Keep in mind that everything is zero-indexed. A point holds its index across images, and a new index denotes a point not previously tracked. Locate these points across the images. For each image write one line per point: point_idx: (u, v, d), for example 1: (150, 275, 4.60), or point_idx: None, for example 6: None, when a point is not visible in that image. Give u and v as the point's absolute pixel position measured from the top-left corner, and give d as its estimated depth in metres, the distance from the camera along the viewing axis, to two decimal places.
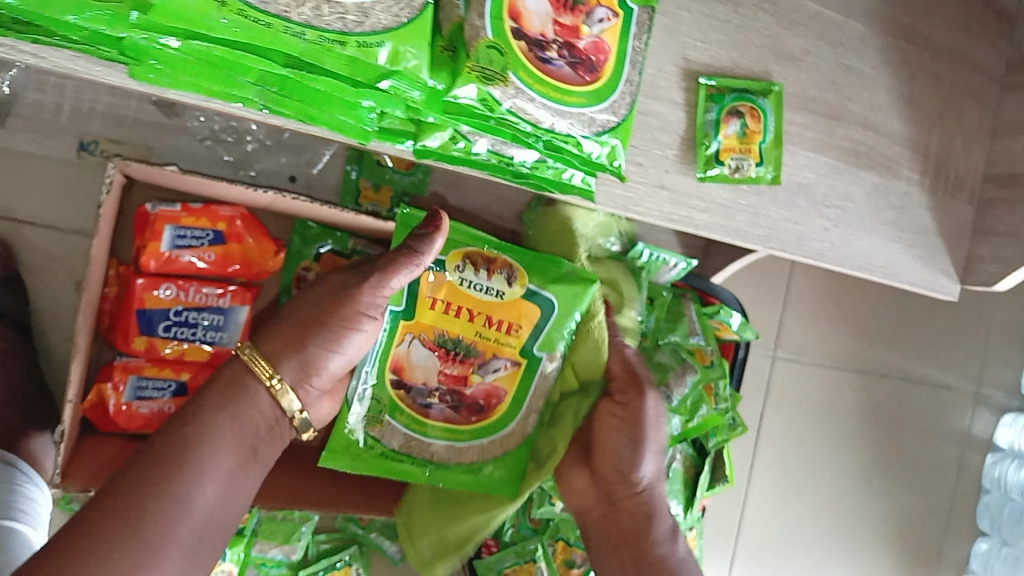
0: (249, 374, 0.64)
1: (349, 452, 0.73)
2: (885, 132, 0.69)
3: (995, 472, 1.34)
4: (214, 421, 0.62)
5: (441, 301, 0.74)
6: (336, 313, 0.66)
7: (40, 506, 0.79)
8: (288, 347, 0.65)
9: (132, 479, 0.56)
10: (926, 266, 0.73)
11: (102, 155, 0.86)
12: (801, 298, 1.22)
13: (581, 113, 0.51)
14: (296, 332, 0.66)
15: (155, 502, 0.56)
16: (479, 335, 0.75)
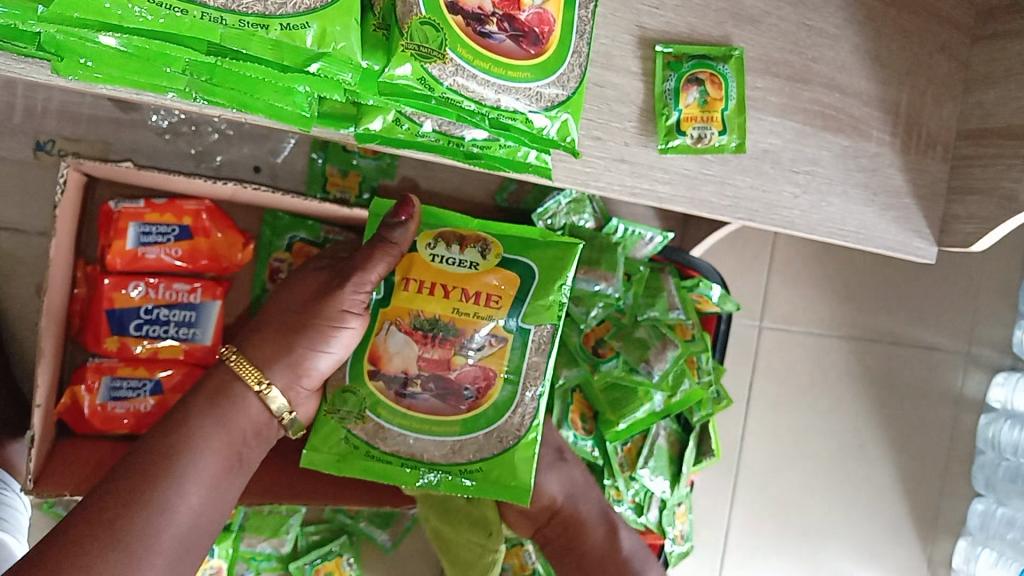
0: (237, 381, 0.67)
1: (329, 450, 0.71)
2: (852, 93, 0.68)
3: (989, 433, 1.33)
4: (201, 429, 0.64)
5: (414, 282, 0.73)
6: (318, 314, 0.69)
7: (20, 513, 0.82)
8: (276, 351, 0.68)
9: (123, 487, 0.59)
10: (901, 229, 0.72)
11: (60, 155, 0.84)
12: (785, 266, 1.21)
13: (528, 88, 0.49)
14: (280, 337, 0.68)
15: (145, 509, 0.59)
16: (457, 312, 0.72)
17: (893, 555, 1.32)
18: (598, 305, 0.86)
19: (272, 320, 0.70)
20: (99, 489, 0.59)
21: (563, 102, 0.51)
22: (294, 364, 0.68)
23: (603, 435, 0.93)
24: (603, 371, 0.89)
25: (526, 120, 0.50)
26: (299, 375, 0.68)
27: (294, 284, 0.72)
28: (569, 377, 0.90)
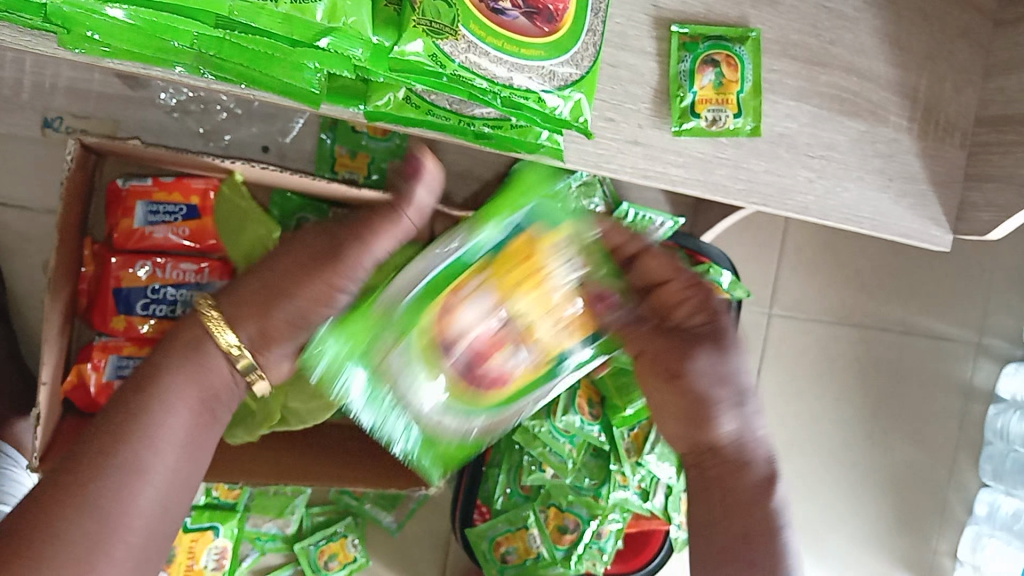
0: (209, 339, 0.66)
1: (371, 340, 0.60)
2: (870, 76, 0.66)
3: (998, 424, 1.33)
4: (175, 386, 0.63)
5: (526, 255, 0.60)
6: (303, 290, 0.67)
7: (28, 488, 0.83)
8: (251, 316, 0.67)
9: (92, 457, 0.57)
10: (916, 215, 0.71)
11: (67, 131, 0.83)
12: (797, 253, 1.20)
13: (541, 66, 0.49)
14: (260, 306, 0.67)
15: (123, 475, 0.57)
16: (537, 305, 0.61)
17: (900, 545, 1.31)
18: None
19: (254, 284, 0.68)
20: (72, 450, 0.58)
21: (575, 82, 0.51)
22: (268, 333, 0.67)
23: (610, 420, 0.90)
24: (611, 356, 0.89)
25: (539, 99, 0.49)
26: (266, 347, 0.67)
27: (288, 250, 0.70)
28: None
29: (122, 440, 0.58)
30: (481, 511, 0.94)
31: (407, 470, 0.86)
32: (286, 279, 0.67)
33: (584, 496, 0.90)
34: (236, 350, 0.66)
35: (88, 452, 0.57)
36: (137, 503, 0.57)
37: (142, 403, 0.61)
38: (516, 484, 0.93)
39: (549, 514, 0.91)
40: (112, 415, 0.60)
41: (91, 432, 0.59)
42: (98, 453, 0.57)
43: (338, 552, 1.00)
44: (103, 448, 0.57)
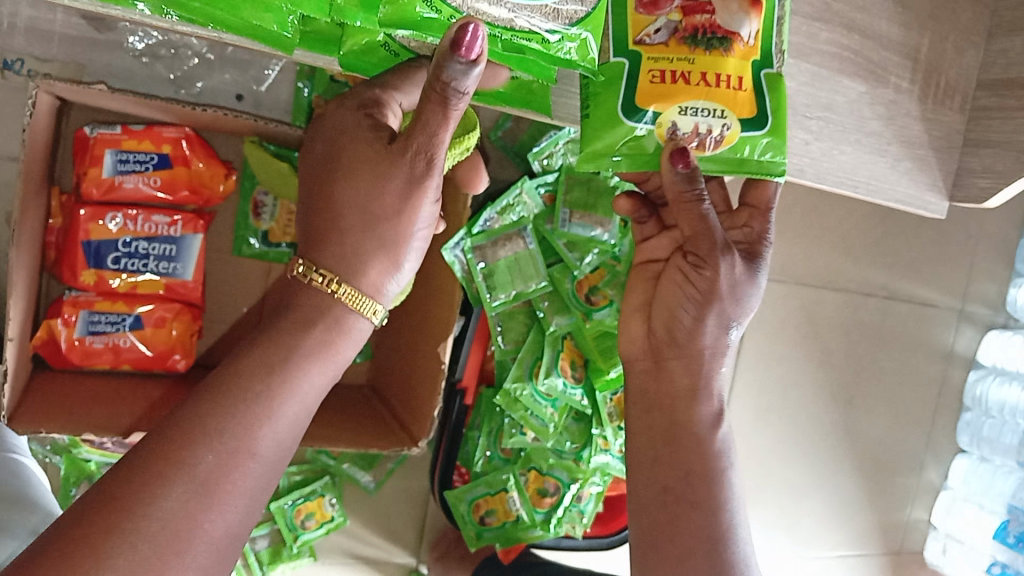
0: (341, 308, 0.52)
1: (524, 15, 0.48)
2: (873, 35, 0.64)
3: (977, 390, 1.33)
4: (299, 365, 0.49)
5: (726, 71, 0.54)
6: (400, 215, 0.52)
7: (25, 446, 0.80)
8: (364, 260, 0.52)
9: (187, 423, 0.45)
10: (912, 180, 0.69)
11: (29, 75, 0.78)
12: (785, 215, 1.18)
13: (544, 6, 0.47)
14: (368, 243, 0.52)
15: (228, 454, 0.45)
16: (655, 77, 0.54)
17: (875, 509, 1.32)
18: (593, 251, 0.86)
19: (342, 223, 0.52)
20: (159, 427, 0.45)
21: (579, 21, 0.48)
22: (394, 272, 0.54)
23: (593, 384, 0.90)
24: (595, 319, 0.87)
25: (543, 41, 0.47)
26: (393, 282, 0.54)
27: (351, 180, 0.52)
28: (560, 325, 0.88)
29: (224, 411, 0.46)
30: (460, 474, 0.92)
31: (386, 432, 0.84)
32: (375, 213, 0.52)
33: (565, 460, 0.91)
34: (371, 303, 0.53)
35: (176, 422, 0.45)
36: (233, 482, 0.45)
37: (269, 375, 0.48)
38: (497, 448, 0.91)
39: (529, 477, 0.91)
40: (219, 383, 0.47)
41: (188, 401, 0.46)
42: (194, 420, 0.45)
43: (315, 510, 0.99)
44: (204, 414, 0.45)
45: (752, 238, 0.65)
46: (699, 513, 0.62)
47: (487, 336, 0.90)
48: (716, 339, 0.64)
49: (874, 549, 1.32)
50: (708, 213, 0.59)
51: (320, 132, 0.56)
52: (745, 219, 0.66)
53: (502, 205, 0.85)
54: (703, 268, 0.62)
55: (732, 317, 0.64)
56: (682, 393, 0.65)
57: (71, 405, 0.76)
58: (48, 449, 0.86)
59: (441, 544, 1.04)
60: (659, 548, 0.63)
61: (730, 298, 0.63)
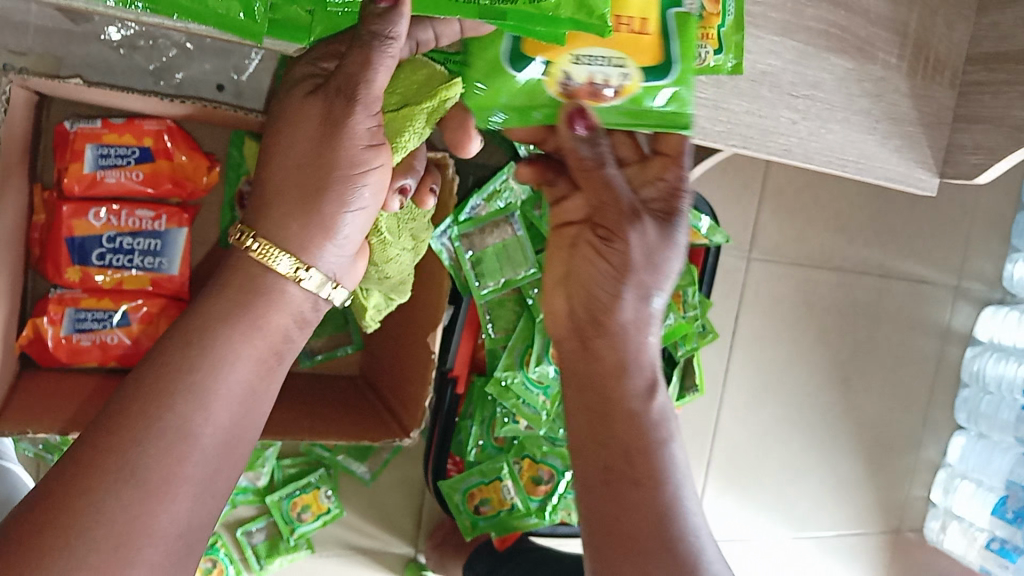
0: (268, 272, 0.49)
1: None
2: (859, 10, 0.63)
3: (974, 367, 1.33)
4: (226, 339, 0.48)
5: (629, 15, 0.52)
6: (337, 161, 0.49)
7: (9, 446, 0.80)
8: (291, 219, 0.49)
9: (119, 413, 0.44)
10: (903, 158, 0.68)
11: (4, 70, 0.74)
12: (777, 194, 1.17)
13: None
14: (297, 205, 0.49)
15: (159, 438, 0.44)
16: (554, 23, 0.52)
17: (874, 487, 1.32)
18: None
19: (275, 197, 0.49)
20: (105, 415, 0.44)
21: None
22: (326, 228, 0.50)
23: None
24: None
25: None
26: (331, 244, 0.50)
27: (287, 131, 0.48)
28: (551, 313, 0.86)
29: (160, 390, 0.45)
30: (454, 463, 0.91)
31: (377, 423, 0.83)
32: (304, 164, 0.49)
33: (558, 447, 0.92)
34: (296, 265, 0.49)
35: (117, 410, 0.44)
36: (179, 473, 0.44)
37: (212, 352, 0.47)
38: (490, 437, 0.91)
39: (523, 465, 0.91)
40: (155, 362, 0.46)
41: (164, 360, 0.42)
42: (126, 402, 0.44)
43: (310, 503, 0.98)
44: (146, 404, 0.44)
45: (668, 190, 0.62)
46: (644, 491, 0.58)
47: (478, 325, 0.89)
48: (638, 312, 0.63)
49: (874, 527, 1.32)
50: (611, 179, 0.61)
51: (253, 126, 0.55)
52: (660, 172, 0.62)
53: (489, 192, 0.84)
54: (613, 239, 0.62)
55: (651, 286, 0.63)
56: (610, 368, 0.63)
57: (57, 406, 0.75)
58: (40, 447, 0.86)
59: (438, 533, 1.04)
60: (609, 528, 0.57)
61: (645, 267, 0.62)
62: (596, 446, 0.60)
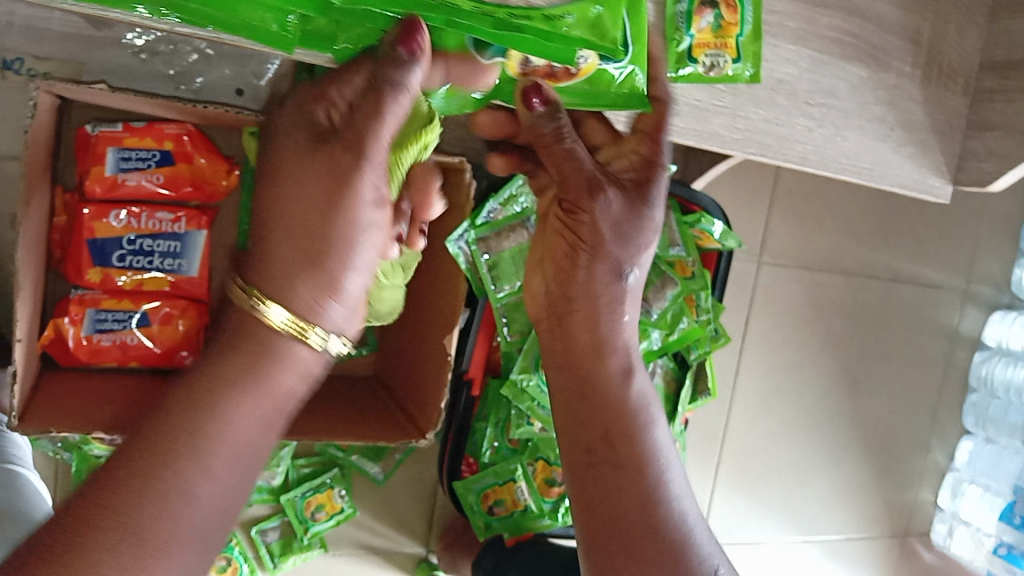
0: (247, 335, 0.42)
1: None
2: (874, 19, 0.63)
3: (982, 371, 1.33)
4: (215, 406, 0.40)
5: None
6: (346, 211, 0.44)
7: (24, 450, 0.81)
8: (287, 278, 0.42)
9: None
10: (916, 165, 0.69)
11: (29, 74, 0.78)
12: (787, 198, 1.18)
13: None
14: (301, 261, 0.43)
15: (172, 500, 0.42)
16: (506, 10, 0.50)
17: (883, 491, 1.32)
18: None
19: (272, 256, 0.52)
20: None
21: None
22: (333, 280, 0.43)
23: None
24: None
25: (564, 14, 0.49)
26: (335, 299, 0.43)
27: (280, 191, 0.44)
28: None
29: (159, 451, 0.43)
30: (468, 465, 0.92)
31: (393, 424, 0.84)
32: (306, 218, 0.43)
33: None
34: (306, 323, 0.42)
35: None
36: None
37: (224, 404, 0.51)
38: (504, 438, 0.93)
39: (537, 467, 0.93)
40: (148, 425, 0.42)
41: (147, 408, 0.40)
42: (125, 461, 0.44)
43: (325, 502, 0.99)
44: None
45: (643, 163, 0.59)
46: (626, 474, 0.58)
47: (492, 326, 0.90)
48: (610, 288, 0.61)
49: (881, 531, 1.33)
50: (574, 149, 0.56)
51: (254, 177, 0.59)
52: (634, 145, 0.59)
53: (505, 196, 0.86)
54: (578, 212, 0.58)
55: (622, 260, 0.61)
56: (585, 350, 0.62)
57: (82, 406, 0.76)
58: (58, 446, 0.86)
59: (449, 534, 1.04)
60: (600, 514, 0.58)
61: (611, 239, 0.59)
62: (584, 422, 0.61)
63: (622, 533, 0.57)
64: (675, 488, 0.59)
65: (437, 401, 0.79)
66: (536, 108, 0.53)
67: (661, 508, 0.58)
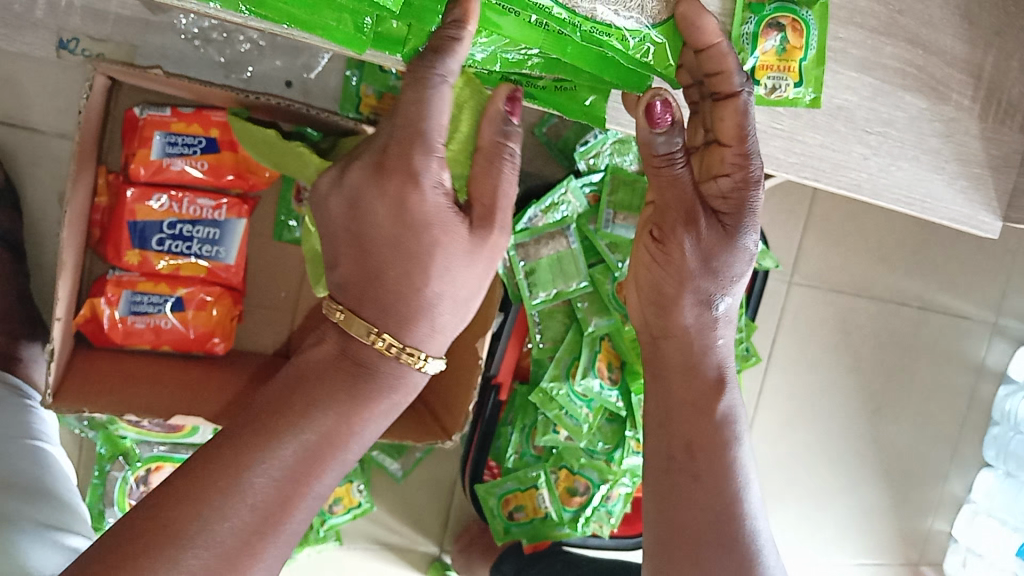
0: (357, 347, 0.51)
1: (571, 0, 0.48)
2: (937, 51, 0.63)
3: (1006, 406, 1.31)
4: (352, 409, 0.50)
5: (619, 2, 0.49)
6: (465, 267, 0.50)
7: (50, 425, 0.79)
8: (397, 309, 0.50)
9: (232, 454, 0.46)
10: (968, 199, 0.68)
11: (83, 54, 0.79)
12: (823, 220, 1.17)
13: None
14: (407, 304, 0.50)
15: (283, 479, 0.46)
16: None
17: (897, 519, 1.31)
18: None
19: (383, 284, 0.50)
20: (201, 452, 0.46)
21: (670, 23, 0.51)
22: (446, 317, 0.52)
23: (628, 386, 0.90)
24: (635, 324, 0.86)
25: (623, 38, 0.50)
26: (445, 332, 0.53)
27: (399, 262, 0.49)
28: (599, 326, 0.88)
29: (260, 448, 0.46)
30: (490, 469, 0.94)
31: (418, 429, 0.82)
32: (436, 273, 0.50)
33: (596, 460, 0.92)
34: (417, 354, 0.51)
35: (222, 446, 0.46)
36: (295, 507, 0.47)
37: (342, 403, 0.50)
38: (528, 445, 0.93)
39: (560, 475, 0.92)
40: (244, 438, 0.47)
41: (255, 411, 0.49)
42: (226, 455, 0.46)
43: (342, 496, 0.97)
44: (268, 428, 0.47)
45: (732, 188, 0.56)
46: (702, 486, 0.60)
47: (523, 333, 0.91)
48: (700, 318, 0.60)
49: (895, 558, 1.32)
50: (680, 175, 0.54)
51: (361, 212, 0.49)
52: (721, 168, 0.55)
53: (547, 203, 0.84)
54: (666, 245, 0.58)
55: (712, 291, 0.59)
56: (676, 370, 0.62)
57: (115, 390, 0.76)
58: (84, 425, 0.86)
59: (465, 536, 1.04)
60: (666, 532, 0.60)
61: (702, 272, 0.58)
62: (659, 435, 0.62)
63: (684, 536, 0.59)
64: (751, 506, 0.60)
65: (465, 403, 0.78)
66: (663, 121, 0.51)
67: (731, 523, 0.59)
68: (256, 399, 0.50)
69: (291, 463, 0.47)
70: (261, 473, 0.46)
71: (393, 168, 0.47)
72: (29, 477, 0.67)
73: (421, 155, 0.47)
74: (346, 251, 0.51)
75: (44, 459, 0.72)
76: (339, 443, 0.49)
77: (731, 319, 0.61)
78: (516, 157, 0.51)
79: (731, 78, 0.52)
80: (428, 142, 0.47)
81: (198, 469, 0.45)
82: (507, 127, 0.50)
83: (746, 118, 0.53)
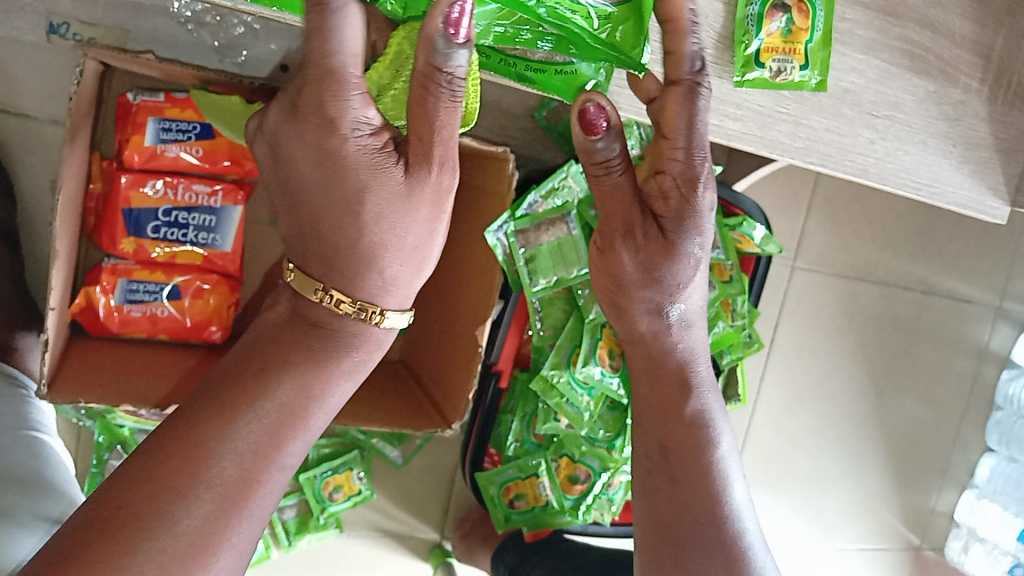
0: (308, 307, 0.52)
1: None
2: (945, 31, 0.62)
3: (1009, 390, 1.31)
4: (306, 375, 0.50)
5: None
6: (408, 219, 0.49)
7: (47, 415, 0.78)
8: (342, 262, 0.50)
9: (199, 436, 0.45)
10: (976, 183, 0.67)
11: (75, 38, 0.77)
12: (826, 203, 1.16)
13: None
14: (356, 260, 0.50)
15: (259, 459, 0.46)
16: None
17: (898, 504, 1.30)
18: None
19: (330, 243, 0.50)
20: (158, 432, 0.46)
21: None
22: (395, 276, 0.51)
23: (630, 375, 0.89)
24: None
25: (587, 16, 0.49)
26: (404, 287, 0.52)
27: (331, 208, 0.49)
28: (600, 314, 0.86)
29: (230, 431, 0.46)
30: (490, 457, 0.94)
31: (408, 418, 0.81)
32: (372, 216, 0.48)
33: (598, 448, 0.92)
34: (373, 309, 0.51)
35: (184, 419, 0.46)
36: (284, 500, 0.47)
37: (300, 370, 0.50)
38: (529, 432, 0.93)
39: (561, 464, 0.92)
40: (197, 409, 0.47)
41: (208, 387, 0.48)
42: (187, 430, 0.45)
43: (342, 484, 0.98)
44: (225, 402, 0.47)
45: (684, 185, 0.56)
46: (678, 487, 0.61)
47: (524, 321, 0.90)
48: (653, 325, 0.63)
49: (895, 544, 1.31)
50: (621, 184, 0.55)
51: (282, 154, 0.49)
52: (664, 164, 0.55)
53: (547, 188, 0.83)
54: (607, 253, 0.60)
55: (661, 299, 0.61)
56: None
57: (111, 377, 0.75)
58: (81, 414, 0.85)
59: (466, 523, 1.04)
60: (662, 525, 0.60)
61: (644, 281, 0.61)
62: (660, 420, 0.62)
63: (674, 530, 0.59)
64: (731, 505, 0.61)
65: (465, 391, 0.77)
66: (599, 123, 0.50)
67: None
68: (213, 369, 0.50)
69: (256, 437, 0.47)
70: (243, 436, 0.46)
71: (303, 109, 0.46)
72: (26, 468, 0.67)
73: (331, 99, 0.44)
74: (287, 210, 0.51)
75: (41, 448, 0.71)
76: (302, 412, 0.49)
77: (687, 324, 0.63)
78: (457, 84, 0.43)
79: (683, 61, 0.51)
80: (342, 79, 0.44)
81: (165, 451, 0.44)
82: (451, 50, 0.42)
83: (694, 106, 0.53)
